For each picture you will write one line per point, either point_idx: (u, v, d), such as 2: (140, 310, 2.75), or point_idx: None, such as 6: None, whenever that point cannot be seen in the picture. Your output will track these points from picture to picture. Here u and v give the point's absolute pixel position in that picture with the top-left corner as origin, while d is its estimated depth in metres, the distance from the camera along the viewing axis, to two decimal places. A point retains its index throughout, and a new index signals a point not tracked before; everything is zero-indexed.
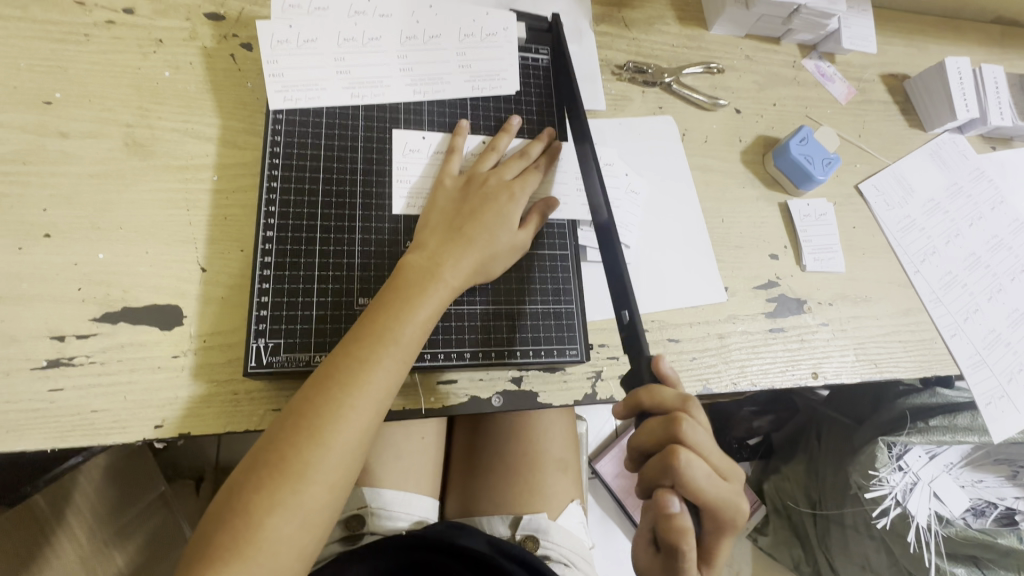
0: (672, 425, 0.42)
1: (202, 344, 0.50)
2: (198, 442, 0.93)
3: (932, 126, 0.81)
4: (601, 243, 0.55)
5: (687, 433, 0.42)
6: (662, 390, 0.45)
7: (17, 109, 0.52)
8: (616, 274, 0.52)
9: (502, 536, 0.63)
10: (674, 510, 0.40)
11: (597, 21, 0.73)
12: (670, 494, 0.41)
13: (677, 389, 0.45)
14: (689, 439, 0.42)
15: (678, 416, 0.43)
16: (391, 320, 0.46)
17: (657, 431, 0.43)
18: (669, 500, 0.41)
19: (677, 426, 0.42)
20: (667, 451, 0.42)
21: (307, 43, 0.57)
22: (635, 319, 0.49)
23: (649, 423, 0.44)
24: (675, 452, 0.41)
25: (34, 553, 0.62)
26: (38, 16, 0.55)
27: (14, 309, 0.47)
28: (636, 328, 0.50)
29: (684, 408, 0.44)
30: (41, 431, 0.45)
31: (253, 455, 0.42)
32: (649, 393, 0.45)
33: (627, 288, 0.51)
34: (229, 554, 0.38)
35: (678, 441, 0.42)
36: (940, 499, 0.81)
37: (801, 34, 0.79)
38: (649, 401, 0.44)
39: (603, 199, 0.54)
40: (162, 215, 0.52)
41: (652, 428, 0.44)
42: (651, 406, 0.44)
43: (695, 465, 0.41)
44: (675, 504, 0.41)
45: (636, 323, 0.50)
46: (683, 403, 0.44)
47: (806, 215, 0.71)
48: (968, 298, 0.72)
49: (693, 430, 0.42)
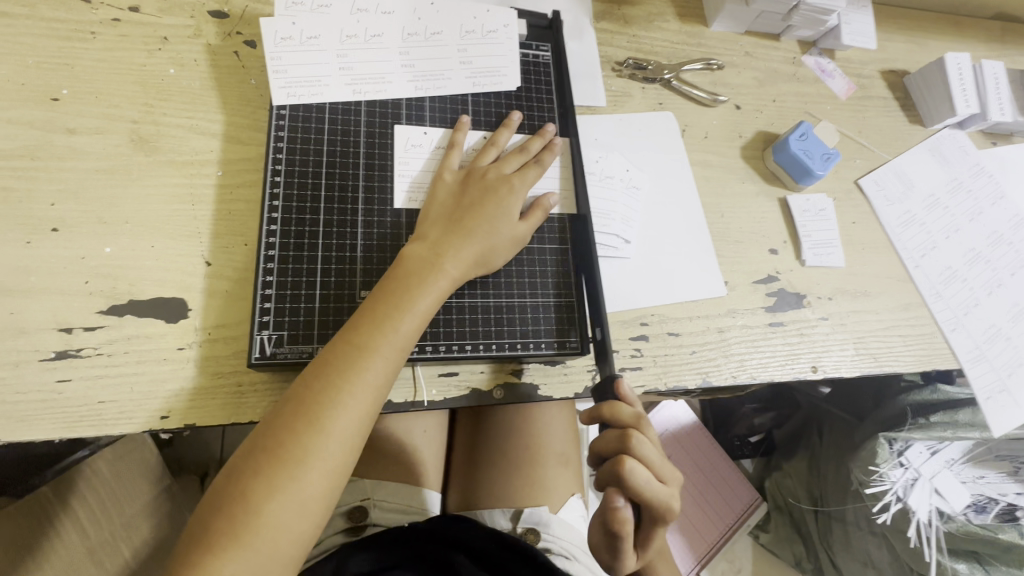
0: (624, 437, 0.47)
1: (207, 337, 0.50)
2: (204, 437, 0.95)
3: (932, 122, 0.81)
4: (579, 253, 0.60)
5: (636, 445, 0.47)
6: (621, 406, 0.48)
7: (25, 105, 0.53)
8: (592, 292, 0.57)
9: (504, 530, 0.63)
10: (618, 505, 0.46)
11: (597, 18, 0.74)
12: (616, 493, 0.46)
13: (635, 408, 0.49)
14: (638, 451, 0.47)
15: (630, 430, 0.47)
16: (390, 310, 0.47)
17: (611, 440, 0.48)
18: (614, 497, 0.46)
19: (629, 439, 0.47)
20: (617, 460, 0.46)
21: (310, 40, 0.57)
22: (605, 338, 0.54)
23: (606, 433, 0.49)
24: (623, 460, 0.46)
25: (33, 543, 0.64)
26: (45, 14, 0.56)
27: (22, 302, 0.48)
28: (605, 346, 0.54)
29: (638, 424, 0.48)
30: (50, 422, 0.45)
31: (252, 442, 0.42)
32: (610, 408, 0.48)
33: (599, 306, 0.55)
34: (229, 539, 0.39)
35: (627, 451, 0.47)
36: (941, 495, 0.82)
37: (801, 30, 0.79)
38: (609, 414, 0.48)
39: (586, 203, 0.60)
40: (167, 209, 0.53)
41: (609, 438, 0.48)
42: (608, 419, 0.48)
43: (638, 472, 0.46)
44: (620, 501, 0.46)
45: (606, 340, 0.54)
46: (636, 419, 0.48)
47: (806, 210, 0.71)
48: (968, 293, 0.72)
49: (642, 443, 0.47)
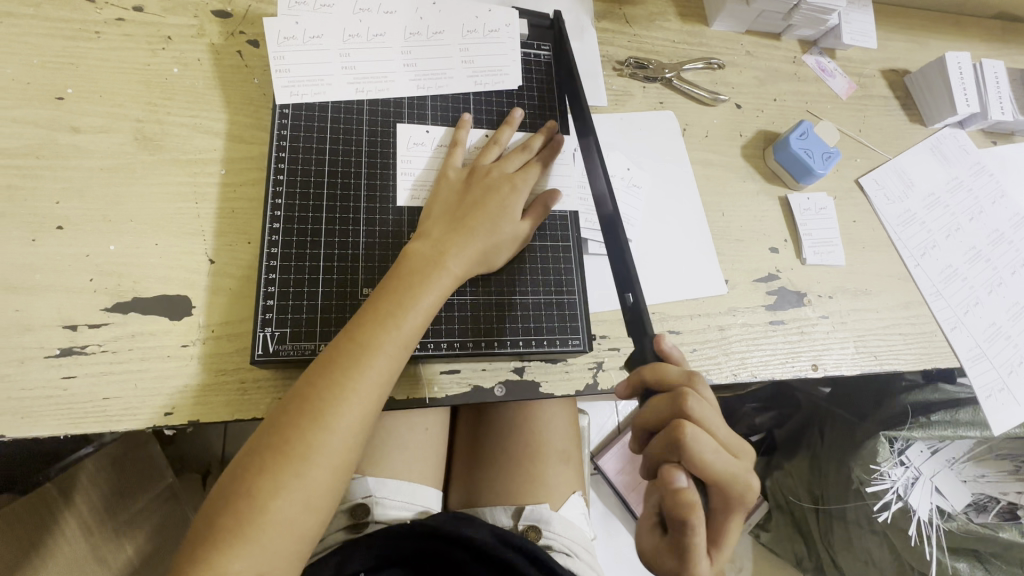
0: (678, 399, 0.43)
1: (210, 334, 0.51)
2: (206, 437, 0.95)
3: (932, 121, 0.82)
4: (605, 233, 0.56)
5: (692, 406, 0.42)
6: (665, 368, 0.46)
7: (30, 105, 0.53)
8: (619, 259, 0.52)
9: (505, 527, 0.63)
10: (681, 485, 0.40)
11: (598, 17, 0.74)
12: (676, 470, 0.41)
13: (682, 368, 0.46)
14: (695, 413, 0.42)
15: (683, 390, 0.43)
16: (393, 307, 0.47)
17: (662, 407, 0.44)
18: (675, 475, 0.41)
19: (683, 400, 0.43)
20: (672, 425, 0.42)
21: (313, 39, 0.57)
22: (639, 304, 0.50)
23: (653, 398, 0.45)
24: (681, 425, 0.42)
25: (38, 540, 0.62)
26: (50, 14, 0.57)
27: (27, 299, 0.48)
28: (641, 313, 0.50)
29: (689, 384, 0.44)
30: (55, 418, 0.46)
31: (257, 439, 0.43)
32: (652, 371, 0.46)
33: (631, 272, 0.51)
34: (235, 535, 0.39)
35: (683, 416, 0.42)
36: (941, 494, 0.83)
37: (801, 30, 0.79)
38: (653, 378, 0.46)
39: (607, 189, 0.54)
40: (171, 208, 0.53)
41: (657, 402, 0.45)
42: (653, 382, 0.46)
43: (701, 439, 0.41)
44: (681, 479, 0.41)
45: (641, 306, 0.50)
46: (687, 378, 0.45)
47: (806, 209, 0.71)
48: (968, 291, 0.73)
49: (699, 404, 0.43)
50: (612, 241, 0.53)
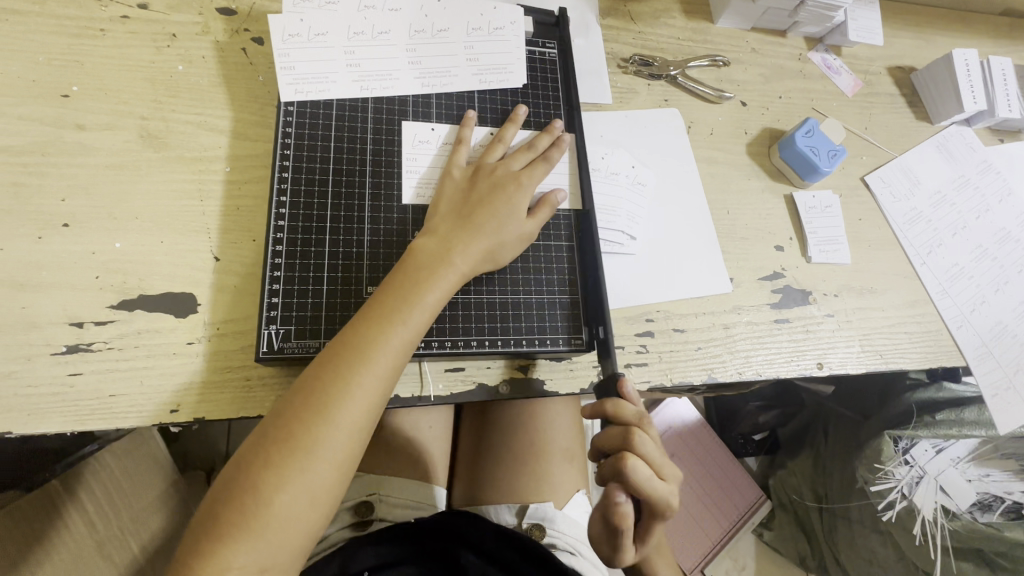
0: (629, 435, 0.46)
1: (215, 331, 0.51)
2: (210, 435, 0.95)
3: (939, 119, 0.81)
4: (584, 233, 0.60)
5: (638, 443, 0.46)
6: (624, 405, 0.48)
7: (36, 102, 0.53)
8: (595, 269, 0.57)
9: (509, 525, 0.63)
10: (620, 502, 0.46)
11: (603, 14, 0.74)
12: (617, 489, 0.46)
13: (638, 407, 0.48)
14: (642, 449, 0.46)
15: (634, 428, 0.47)
16: (399, 303, 0.47)
17: (615, 437, 0.47)
18: (616, 496, 0.46)
19: (633, 436, 0.46)
20: (620, 456, 0.46)
21: (318, 36, 0.57)
22: (609, 336, 0.53)
23: (609, 429, 0.48)
24: (626, 457, 0.45)
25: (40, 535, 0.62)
26: (56, 12, 0.57)
27: (34, 296, 0.48)
28: (609, 344, 0.54)
29: (640, 423, 0.47)
30: (62, 415, 0.46)
31: (261, 432, 0.43)
32: (615, 407, 0.47)
33: (602, 288, 0.56)
34: (239, 529, 0.39)
35: (630, 449, 0.46)
36: (945, 493, 0.82)
37: (808, 27, 0.79)
38: (614, 414, 0.47)
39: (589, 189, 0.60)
40: (176, 205, 0.53)
41: (610, 434, 0.48)
42: (614, 418, 0.47)
43: (641, 469, 0.46)
44: (621, 499, 0.46)
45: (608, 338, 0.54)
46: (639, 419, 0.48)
47: (812, 207, 0.71)
48: (974, 290, 0.72)
49: (645, 441, 0.47)
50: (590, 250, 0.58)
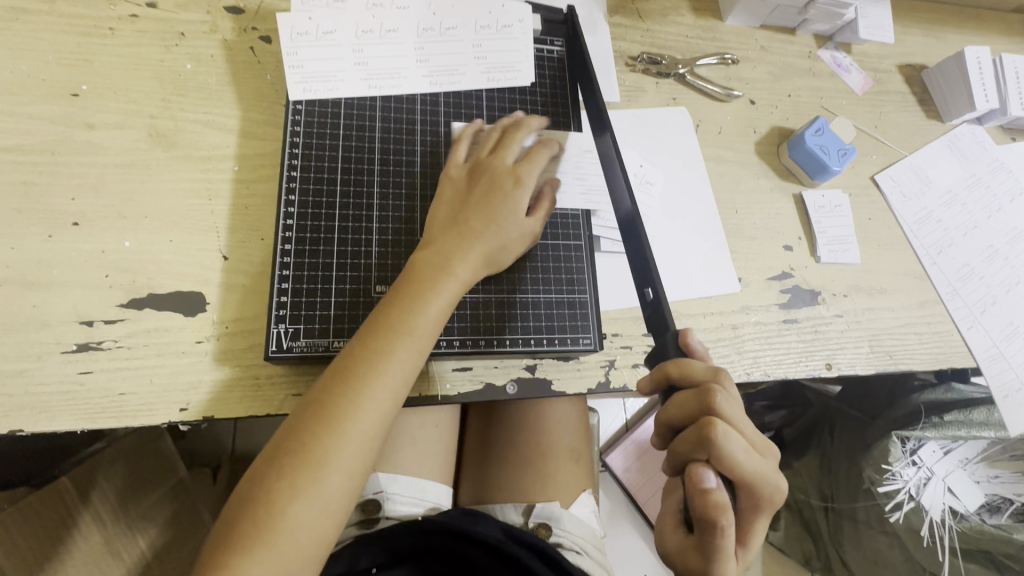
0: (706, 396, 0.41)
1: (225, 330, 0.51)
2: (216, 432, 0.96)
3: (949, 118, 0.80)
4: (625, 234, 0.55)
5: (720, 404, 0.41)
6: (690, 363, 0.44)
7: (45, 101, 0.53)
8: (640, 257, 0.52)
9: (515, 524, 0.63)
10: (710, 485, 0.39)
11: (611, 12, 0.73)
12: (704, 471, 0.39)
13: (708, 363, 0.44)
14: (724, 412, 0.41)
15: (710, 386, 0.42)
16: (404, 313, 0.47)
17: (689, 404, 0.42)
18: (704, 475, 0.39)
19: (711, 396, 0.41)
20: (703, 423, 0.40)
21: (326, 35, 0.57)
22: (661, 298, 0.49)
23: (678, 395, 0.43)
24: (711, 424, 0.40)
25: (50, 553, 0.62)
26: (64, 11, 0.57)
27: (44, 295, 0.48)
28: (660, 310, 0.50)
29: (715, 380, 0.43)
30: (73, 413, 0.46)
31: (274, 445, 0.43)
32: (678, 366, 0.44)
33: (650, 269, 0.50)
34: (254, 541, 0.39)
35: (712, 413, 0.41)
36: (954, 494, 0.83)
37: (817, 24, 0.78)
38: (680, 373, 0.44)
39: (625, 187, 0.53)
40: (185, 204, 0.53)
41: (683, 399, 0.43)
42: (679, 379, 0.44)
43: (731, 437, 0.40)
44: (710, 480, 0.39)
45: (662, 301, 0.49)
46: (713, 375, 0.43)
47: (821, 206, 0.70)
48: (985, 290, 0.72)
49: (727, 402, 0.42)
50: (631, 244, 0.53)
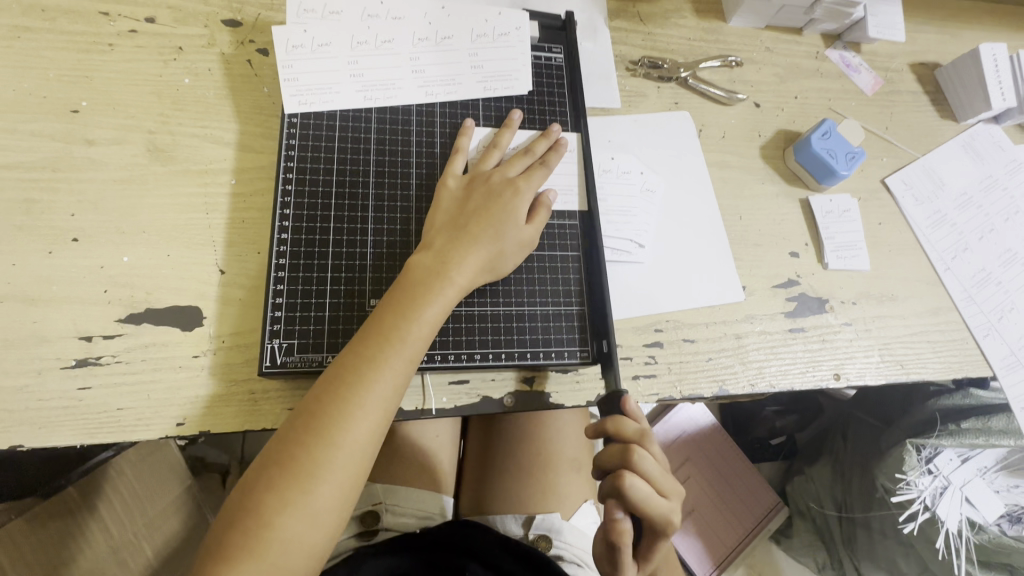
0: (626, 451, 0.43)
1: (221, 344, 0.51)
2: (226, 439, 0.96)
3: (964, 117, 0.78)
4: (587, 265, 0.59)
5: (637, 460, 0.43)
6: (624, 421, 0.45)
7: (47, 118, 0.54)
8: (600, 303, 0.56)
9: (516, 536, 0.63)
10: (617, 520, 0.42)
11: (612, 16, 0.72)
12: (615, 508, 0.42)
13: (641, 424, 0.45)
14: (640, 466, 0.43)
15: (632, 444, 0.43)
16: (397, 321, 0.46)
17: (613, 455, 0.44)
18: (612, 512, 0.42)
19: (631, 454, 0.43)
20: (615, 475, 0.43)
21: (321, 47, 0.57)
22: (611, 350, 0.54)
23: (608, 446, 0.45)
24: (622, 476, 0.42)
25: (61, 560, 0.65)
26: (65, 28, 0.57)
27: (44, 310, 0.49)
28: (611, 357, 0.54)
29: (641, 441, 0.44)
30: (71, 428, 0.47)
31: (263, 457, 0.43)
32: (614, 425, 0.45)
33: (607, 320, 0.55)
34: (242, 553, 0.39)
35: (627, 465, 0.43)
36: (972, 505, 0.78)
37: (824, 24, 0.76)
38: (613, 430, 0.45)
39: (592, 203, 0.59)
40: (182, 218, 0.54)
41: (609, 450, 0.44)
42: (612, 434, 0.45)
43: (639, 488, 0.42)
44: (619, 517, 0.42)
45: (611, 352, 0.54)
46: (640, 435, 0.44)
47: (829, 211, 0.69)
48: (1003, 296, 0.69)
49: (645, 459, 0.43)
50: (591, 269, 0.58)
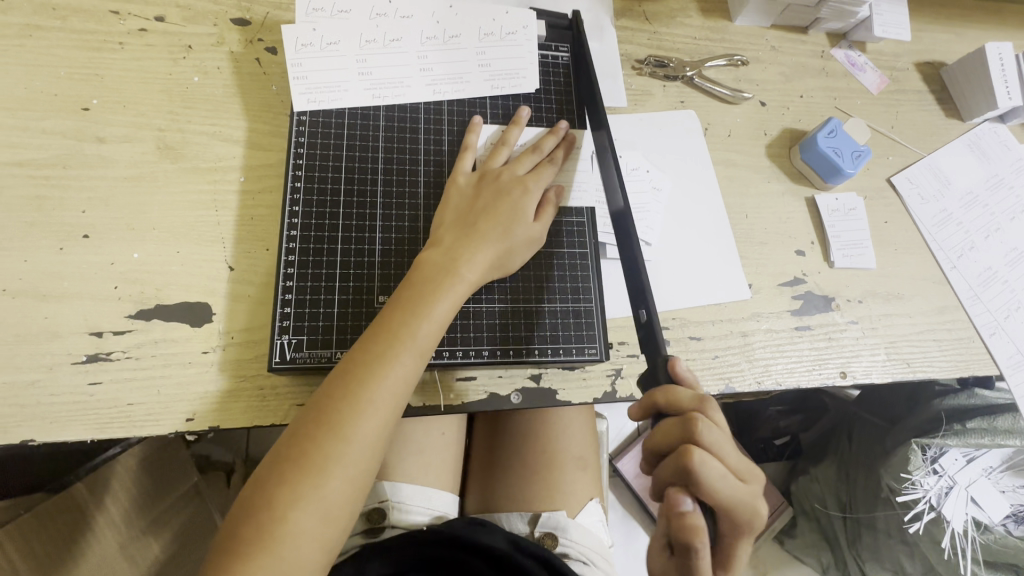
0: (688, 424, 0.41)
1: (230, 340, 0.51)
2: (232, 435, 0.96)
3: (970, 116, 0.78)
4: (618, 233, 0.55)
5: (702, 433, 0.41)
6: (677, 391, 0.44)
7: (58, 116, 0.55)
8: (634, 270, 0.51)
9: (521, 533, 0.63)
10: (686, 509, 0.39)
11: (618, 16, 0.72)
12: (683, 492, 0.40)
13: (694, 391, 0.44)
14: (705, 440, 0.40)
15: (692, 415, 0.42)
16: (407, 317, 0.47)
17: (673, 431, 0.42)
18: (680, 499, 0.39)
19: (693, 425, 0.41)
20: (681, 452, 0.41)
21: (330, 45, 0.58)
22: (652, 320, 0.49)
23: (664, 423, 0.43)
24: (689, 452, 0.40)
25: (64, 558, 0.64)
26: (76, 26, 0.58)
27: (56, 306, 0.49)
28: (652, 327, 0.49)
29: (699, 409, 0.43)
30: (81, 423, 0.47)
31: (275, 451, 0.43)
32: (665, 394, 0.44)
33: (644, 289, 0.50)
34: (255, 546, 0.39)
35: (692, 441, 0.41)
36: (977, 505, 0.78)
37: (830, 23, 0.76)
38: (667, 402, 0.44)
39: (619, 186, 0.54)
40: (192, 215, 0.54)
41: (668, 427, 0.43)
42: (667, 408, 0.44)
43: (709, 465, 0.40)
44: (688, 504, 0.39)
45: (651, 322, 0.49)
46: (699, 404, 0.43)
47: (834, 210, 0.69)
48: (1009, 295, 0.69)
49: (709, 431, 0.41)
50: (625, 248, 0.53)
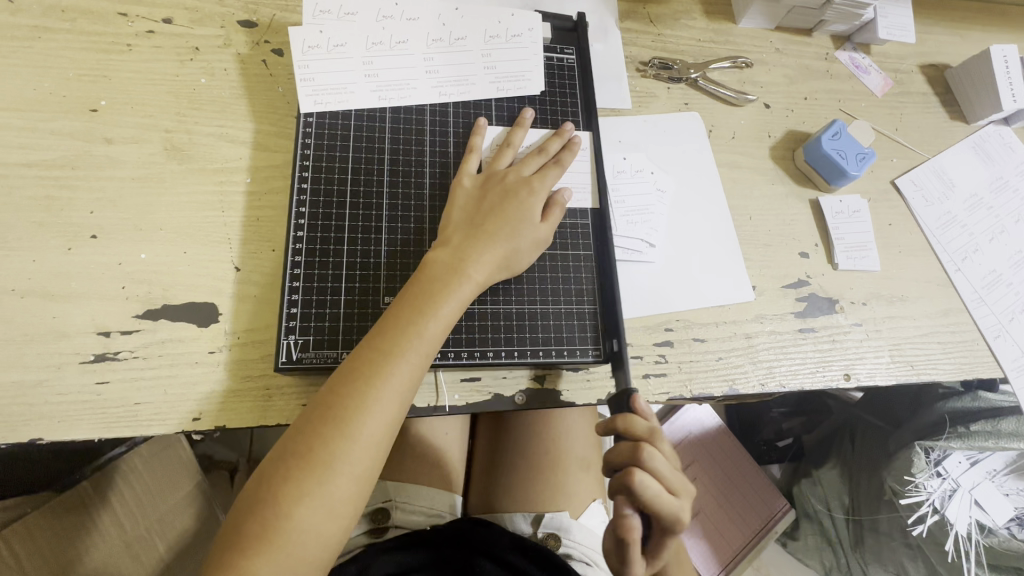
0: (637, 450, 0.44)
1: (236, 340, 0.51)
2: (235, 434, 0.97)
3: (975, 119, 0.77)
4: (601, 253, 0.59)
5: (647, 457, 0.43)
6: (634, 419, 0.45)
7: (66, 117, 0.55)
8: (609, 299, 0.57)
9: (525, 533, 0.63)
10: (627, 513, 0.42)
11: (623, 18, 0.73)
12: (625, 501, 0.42)
13: (649, 421, 0.46)
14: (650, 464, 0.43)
15: (642, 442, 0.44)
16: (413, 316, 0.47)
17: (624, 453, 0.44)
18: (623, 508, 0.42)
19: (641, 451, 0.43)
20: (627, 472, 0.43)
21: (337, 47, 0.58)
22: (621, 351, 0.54)
23: (618, 446, 0.45)
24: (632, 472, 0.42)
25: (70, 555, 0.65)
26: (86, 28, 0.58)
27: (64, 306, 0.50)
28: (622, 358, 0.54)
29: (650, 439, 0.45)
30: (89, 422, 0.47)
31: (280, 448, 0.43)
32: (623, 422, 0.45)
33: (617, 320, 0.55)
34: (260, 542, 0.40)
35: (638, 463, 0.43)
36: (981, 507, 0.78)
37: (835, 25, 0.76)
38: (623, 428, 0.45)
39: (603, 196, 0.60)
40: (199, 216, 0.54)
41: (620, 449, 0.45)
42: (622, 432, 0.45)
43: (649, 483, 0.42)
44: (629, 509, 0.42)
45: (622, 354, 0.54)
46: (651, 435, 0.45)
47: (839, 212, 0.69)
48: (1013, 298, 0.69)
49: (655, 458, 0.43)
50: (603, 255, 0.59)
